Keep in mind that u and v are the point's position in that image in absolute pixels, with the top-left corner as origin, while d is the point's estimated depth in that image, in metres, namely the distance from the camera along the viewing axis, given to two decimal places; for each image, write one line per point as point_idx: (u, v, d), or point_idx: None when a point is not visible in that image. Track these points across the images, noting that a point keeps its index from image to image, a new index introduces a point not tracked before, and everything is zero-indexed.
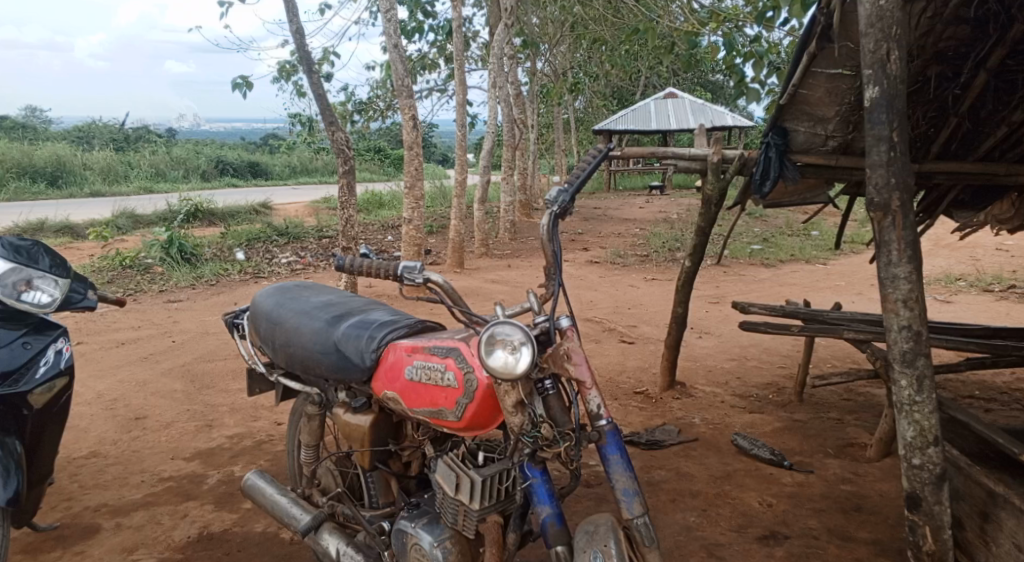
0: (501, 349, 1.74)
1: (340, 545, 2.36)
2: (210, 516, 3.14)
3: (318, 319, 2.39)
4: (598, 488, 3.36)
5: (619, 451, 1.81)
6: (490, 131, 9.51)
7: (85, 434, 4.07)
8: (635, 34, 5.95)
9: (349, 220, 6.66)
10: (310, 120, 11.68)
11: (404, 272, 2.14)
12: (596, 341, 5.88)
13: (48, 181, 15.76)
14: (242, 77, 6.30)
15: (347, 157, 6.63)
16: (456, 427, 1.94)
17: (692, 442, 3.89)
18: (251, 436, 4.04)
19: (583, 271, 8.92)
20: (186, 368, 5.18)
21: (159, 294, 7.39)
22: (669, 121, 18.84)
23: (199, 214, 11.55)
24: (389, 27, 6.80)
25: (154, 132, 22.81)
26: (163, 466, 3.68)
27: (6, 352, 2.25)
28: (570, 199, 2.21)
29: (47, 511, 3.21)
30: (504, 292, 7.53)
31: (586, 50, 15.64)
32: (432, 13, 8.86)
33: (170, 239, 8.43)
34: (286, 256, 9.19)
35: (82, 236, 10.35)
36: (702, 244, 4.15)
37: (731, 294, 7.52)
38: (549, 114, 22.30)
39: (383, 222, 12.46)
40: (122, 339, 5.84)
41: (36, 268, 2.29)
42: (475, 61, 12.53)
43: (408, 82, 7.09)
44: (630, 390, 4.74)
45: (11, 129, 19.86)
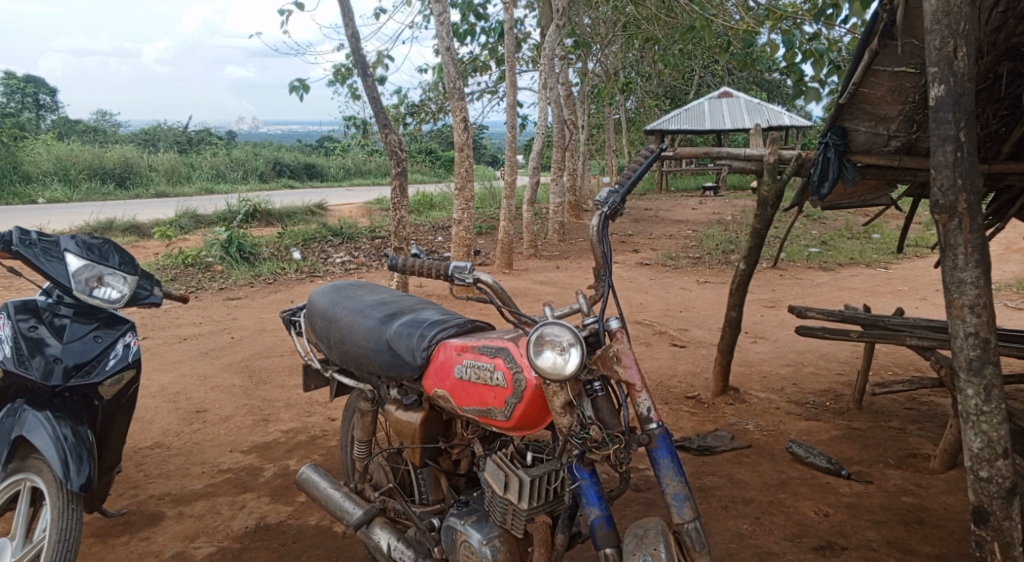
0: (550, 350, 1.74)
1: (391, 540, 2.38)
2: (267, 508, 3.23)
3: (372, 317, 2.44)
4: (648, 493, 3.31)
5: (669, 455, 1.79)
6: (539, 133, 9.51)
7: (149, 426, 4.24)
8: (689, 32, 5.86)
9: (401, 221, 6.76)
10: (363, 123, 11.89)
11: (454, 272, 2.17)
12: (647, 343, 5.83)
13: (117, 182, 16.44)
14: (300, 80, 6.46)
15: (399, 159, 6.72)
16: (505, 426, 1.96)
17: (745, 449, 3.81)
18: (306, 431, 4.14)
19: (634, 273, 8.84)
20: (245, 364, 5.34)
21: (219, 291, 7.64)
22: (724, 121, 18.52)
23: (258, 215, 11.90)
24: (442, 29, 6.87)
25: (215, 135, 23.60)
26: (222, 458, 3.80)
27: (79, 345, 2.38)
28: (621, 199, 2.19)
29: (115, 498, 3.35)
30: (553, 294, 7.53)
31: (638, 50, 15.49)
32: (485, 15, 8.91)
33: (230, 239, 8.72)
34: (340, 256, 9.39)
35: (148, 235, 10.77)
36: (757, 245, 4.06)
37: (787, 298, 7.35)
38: (600, 115, 22.18)
39: (433, 222, 12.61)
40: (185, 335, 6.06)
41: (107, 266, 2.39)
42: (526, 62, 12.54)
43: (459, 84, 7.13)
44: (681, 394, 4.68)
45: (84, 132, 20.79)
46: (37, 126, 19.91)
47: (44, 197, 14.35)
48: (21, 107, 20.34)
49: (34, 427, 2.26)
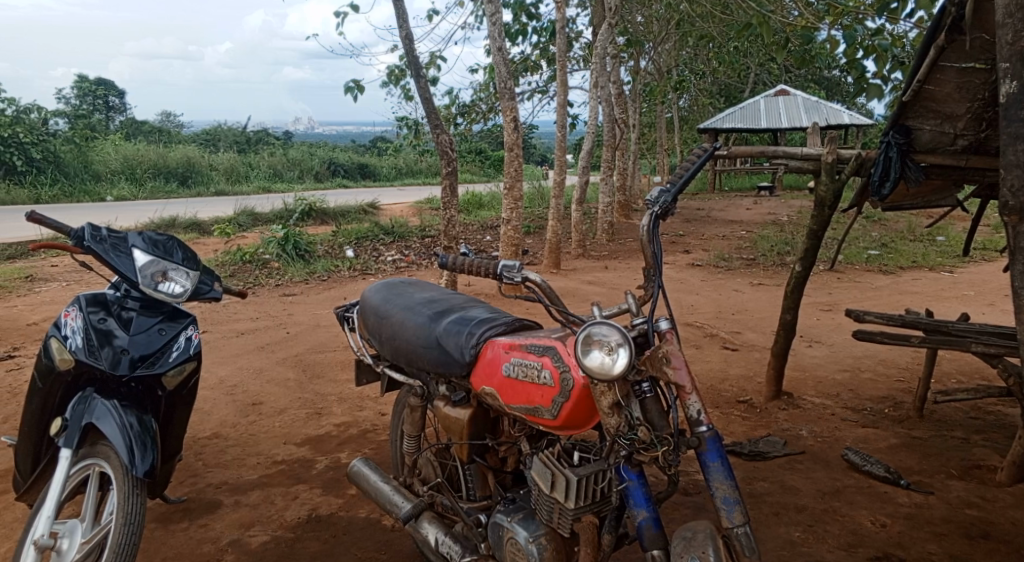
0: (598, 350, 1.74)
1: (439, 534, 2.41)
2: (319, 499, 3.31)
3: (422, 314, 2.47)
4: (697, 496, 3.26)
5: (719, 458, 1.77)
6: (590, 132, 9.46)
7: (208, 417, 4.38)
8: (746, 29, 5.75)
9: (451, 220, 6.82)
10: (416, 123, 12.03)
11: (503, 271, 2.19)
12: (697, 346, 5.74)
13: (179, 180, 17.05)
14: (355, 81, 6.59)
15: (450, 159, 6.78)
16: (553, 426, 1.96)
17: (798, 455, 3.72)
18: (357, 425, 4.22)
19: (685, 274, 8.72)
20: (299, 358, 5.48)
21: (275, 287, 7.85)
22: (780, 119, 18.09)
23: (313, 213, 12.18)
24: (494, 30, 6.90)
25: (273, 135, 24.24)
26: (276, 450, 3.91)
27: (146, 337, 2.49)
28: (672, 199, 2.17)
29: (176, 485, 3.48)
30: (601, 294, 7.49)
31: (692, 48, 15.26)
32: (537, 15, 8.91)
33: (286, 237, 8.91)
34: (391, 254, 9.53)
35: (208, 232, 11.15)
36: (814, 247, 3.96)
37: (844, 301, 7.14)
38: (652, 114, 21.94)
39: (483, 222, 12.69)
40: (242, 329, 6.24)
41: (172, 261, 2.49)
42: (577, 61, 12.49)
43: (510, 84, 7.14)
44: (732, 398, 4.59)
45: (149, 133, 21.63)
46: (106, 127, 20.79)
47: (112, 195, 14.98)
48: (92, 108, 21.26)
49: (102, 415, 2.34)
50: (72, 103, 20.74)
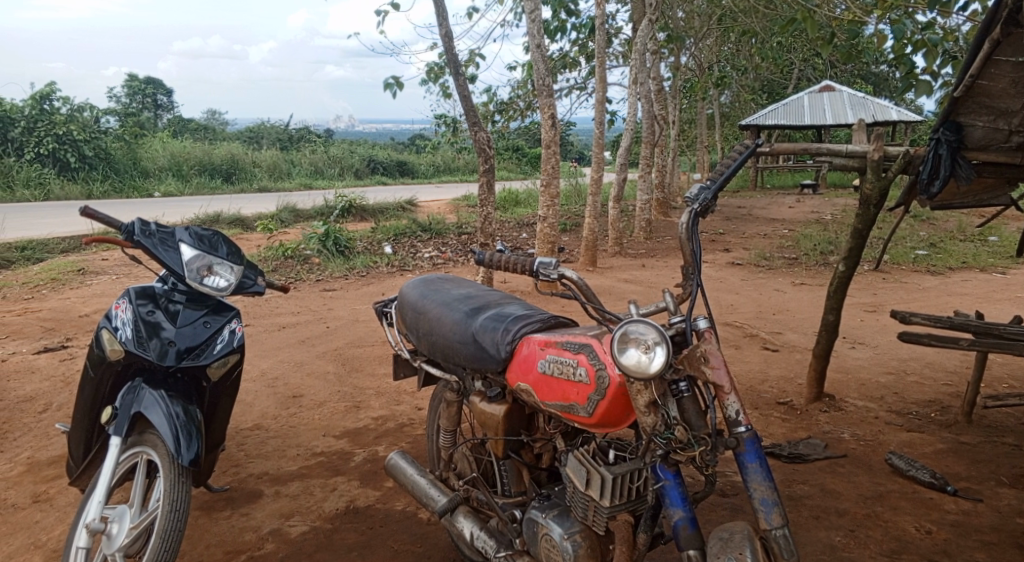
0: (635, 348, 1.73)
1: (474, 529, 2.43)
2: (356, 492, 3.36)
3: (458, 310, 2.49)
4: (734, 498, 3.21)
5: (758, 459, 1.76)
6: (629, 129, 9.37)
7: (250, 408, 4.48)
8: (790, 24, 5.62)
9: (487, 218, 6.83)
10: (454, 120, 12.07)
11: (539, 268, 2.20)
12: (737, 346, 5.65)
13: (224, 177, 17.45)
14: (394, 78, 6.65)
15: (488, 156, 6.79)
16: (588, 423, 1.95)
17: (839, 458, 3.65)
18: (394, 419, 4.28)
19: (724, 274, 8.59)
20: (339, 352, 5.56)
21: (316, 282, 7.97)
22: (825, 115, 17.68)
23: (353, 210, 12.32)
24: (533, 27, 6.89)
25: (314, 133, 24.61)
26: (316, 442, 3.98)
27: (191, 330, 2.56)
28: (712, 196, 2.15)
29: (219, 475, 3.57)
30: (638, 292, 7.44)
31: (735, 43, 15.01)
32: (576, 11, 8.87)
33: (327, 234, 9.12)
34: (429, 251, 9.59)
35: (251, 228, 11.37)
36: (858, 246, 3.87)
37: (889, 302, 6.96)
38: (692, 110, 21.65)
39: (519, 219, 12.68)
40: (284, 323, 6.36)
41: (217, 256, 2.55)
42: (616, 58, 12.39)
43: (548, 81, 7.12)
44: (772, 400, 4.52)
45: (196, 130, 22.16)
46: (154, 125, 21.37)
47: (160, 191, 15.38)
48: (141, 106, 21.86)
49: (150, 404, 2.41)
50: (122, 101, 21.37)
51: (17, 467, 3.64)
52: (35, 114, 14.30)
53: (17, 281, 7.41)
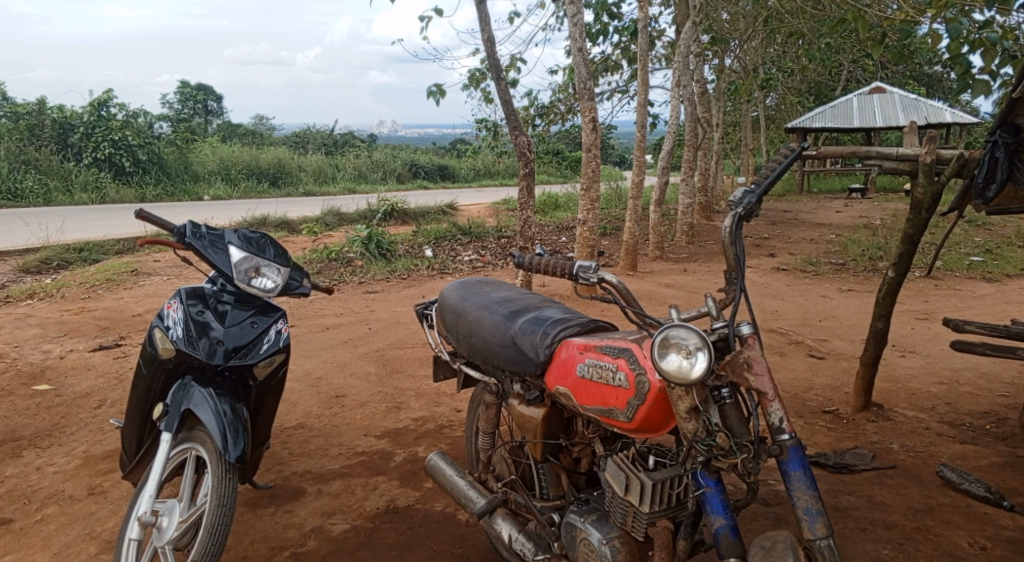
0: (675, 353, 1.72)
1: (512, 531, 2.43)
2: (397, 491, 3.40)
3: (498, 313, 2.50)
4: (777, 507, 3.14)
5: (802, 468, 1.74)
6: (671, 132, 9.27)
7: (294, 407, 4.57)
8: (839, 25, 5.49)
9: (527, 221, 6.84)
10: (496, 125, 12.11)
11: (579, 271, 2.19)
12: (781, 353, 5.55)
13: (271, 181, 17.88)
14: (437, 85, 6.72)
15: (528, 160, 6.80)
16: (627, 428, 1.94)
17: (888, 470, 3.55)
18: (433, 420, 4.31)
19: (769, 279, 8.44)
20: (380, 354, 5.63)
21: (359, 284, 8.10)
22: (875, 117, 17.25)
23: (395, 214, 12.48)
24: (575, 30, 6.89)
25: (359, 138, 25.00)
26: (357, 442, 4.04)
27: (239, 329, 2.63)
28: (756, 200, 2.12)
29: (264, 472, 3.65)
30: (679, 297, 7.36)
31: (781, 45, 14.75)
32: (618, 14, 8.82)
33: (369, 236, 9.26)
34: (468, 254, 9.65)
35: (297, 231, 11.61)
36: (909, 252, 3.77)
37: (942, 310, 6.75)
38: (736, 112, 21.33)
39: (559, 223, 12.68)
40: (327, 325, 6.47)
41: (264, 258, 2.61)
42: (659, 60, 12.29)
43: (590, 84, 7.08)
44: (817, 408, 4.43)
45: (244, 136, 22.72)
46: (205, 130, 21.99)
47: (209, 194, 15.82)
48: (193, 112, 22.54)
49: (199, 402, 2.49)
50: (175, 108, 22.07)
51: (73, 460, 3.79)
52: (92, 120, 14.86)
53: (75, 281, 7.69)
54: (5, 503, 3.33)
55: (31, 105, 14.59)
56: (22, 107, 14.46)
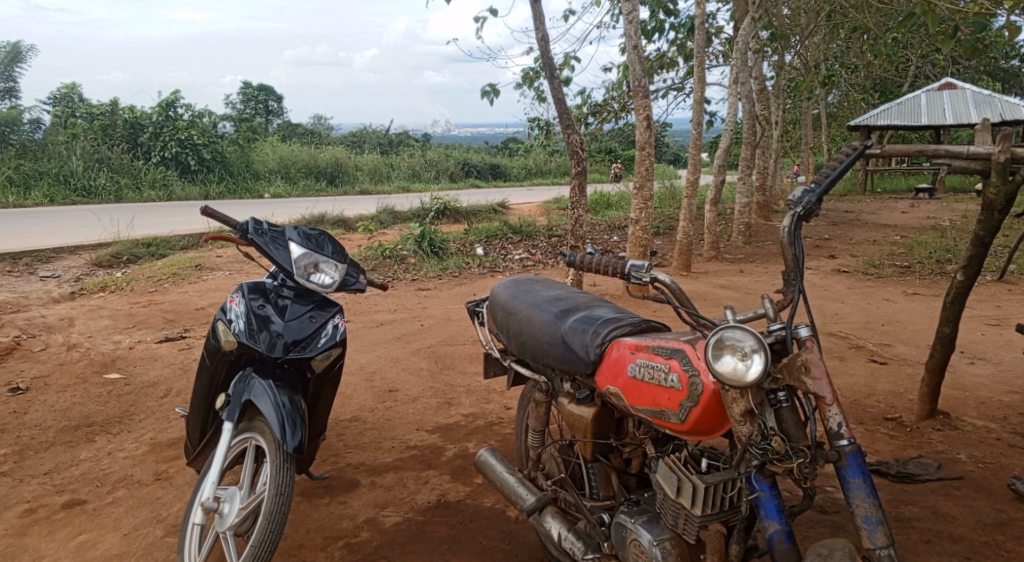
0: (731, 354, 1.70)
1: (562, 529, 2.43)
2: (448, 486, 3.45)
3: (548, 311, 2.51)
4: (835, 515, 3.06)
5: (861, 475, 1.71)
6: (728, 130, 9.08)
7: (349, 400, 4.67)
8: (907, 19, 5.28)
9: (579, 220, 6.82)
10: (549, 124, 12.06)
11: (631, 271, 2.18)
12: (841, 358, 5.39)
13: (328, 179, 18.30)
14: (491, 85, 6.76)
15: (581, 158, 6.77)
16: (680, 430, 1.92)
17: (954, 481, 3.41)
18: (484, 417, 4.35)
19: (829, 281, 8.21)
20: (432, 350, 5.71)
21: (412, 281, 8.21)
22: (944, 115, 16.57)
23: (447, 212, 12.60)
24: (631, 28, 6.83)
25: (414, 137, 25.33)
26: (409, 436, 4.10)
27: (298, 323, 2.71)
28: (816, 199, 2.06)
29: (319, 463, 3.74)
30: (734, 298, 7.23)
31: (845, 40, 14.29)
32: (675, 11, 8.70)
33: (422, 234, 9.38)
34: (519, 253, 9.67)
35: (353, 228, 11.85)
36: (980, 254, 3.61)
37: (1015, 316, 6.44)
38: (796, 110, 20.81)
39: (610, 222, 12.59)
40: (381, 320, 6.58)
41: (323, 254, 2.68)
42: (716, 57, 12.07)
43: (644, 82, 7.00)
44: (878, 415, 4.28)
45: (303, 136, 23.29)
46: (266, 130, 22.63)
47: (269, 192, 16.30)
48: (254, 112, 23.22)
49: (259, 393, 2.57)
50: (237, 108, 22.79)
51: (141, 446, 3.95)
52: (161, 120, 15.44)
53: (144, 275, 8.02)
54: (79, 485, 3.51)
55: (105, 106, 15.26)
56: (96, 108, 15.14)
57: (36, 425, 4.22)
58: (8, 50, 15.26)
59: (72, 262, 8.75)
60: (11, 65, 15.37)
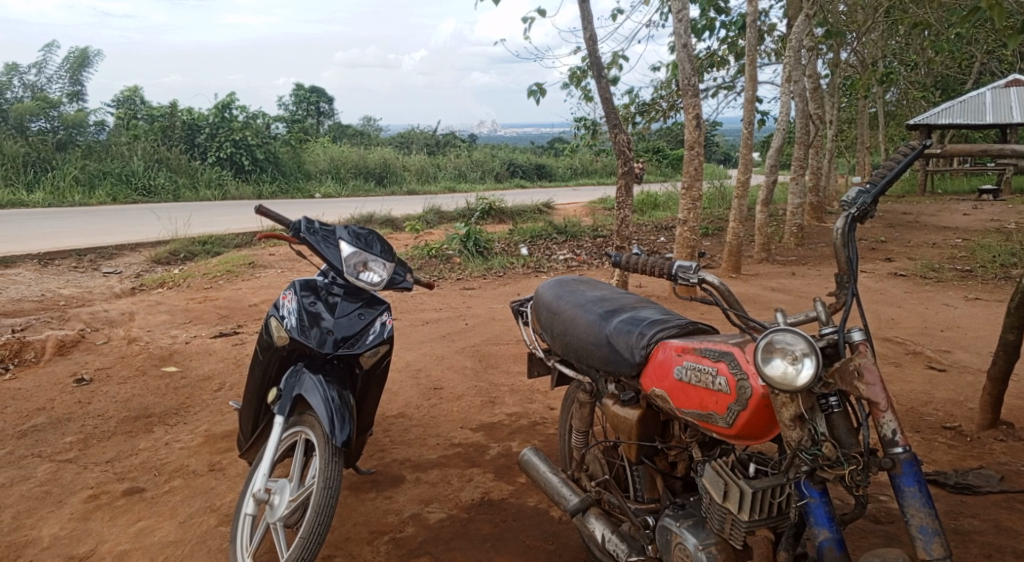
0: (781, 358, 1.67)
1: (605, 531, 2.42)
2: (491, 484, 3.47)
3: (593, 313, 2.50)
4: (889, 526, 2.97)
5: (917, 483, 1.66)
6: (780, 129, 8.89)
7: (395, 397, 4.74)
8: (972, 12, 5.08)
9: (625, 220, 6.78)
10: (595, 124, 12.00)
11: (679, 272, 2.17)
12: (896, 364, 5.22)
13: (377, 180, 18.60)
14: (538, 85, 6.76)
15: (627, 158, 6.72)
16: (727, 434, 1.90)
17: (1018, 494, 3.27)
18: (527, 417, 4.36)
19: (884, 284, 7.96)
20: (476, 349, 5.74)
21: (457, 281, 8.27)
22: (1011, 113, 15.90)
23: (492, 212, 12.65)
24: (680, 26, 6.75)
25: (461, 137, 25.52)
26: (454, 433, 4.14)
27: (347, 321, 2.76)
28: (872, 200, 2.01)
29: (366, 458, 3.81)
30: (784, 301, 7.08)
31: (904, 36, 13.83)
32: (726, 9, 8.55)
33: (467, 234, 9.44)
34: (564, 253, 9.65)
35: (400, 228, 12.01)
36: None
37: None
38: (852, 109, 20.24)
39: (657, 222, 12.48)
40: (427, 319, 6.66)
41: (372, 253, 2.72)
42: (769, 55, 11.83)
43: (694, 81, 6.90)
44: (936, 424, 4.14)
45: (353, 137, 23.71)
46: (317, 130, 23.11)
47: (320, 192, 16.66)
48: (306, 114, 23.72)
49: (310, 388, 2.63)
50: (290, 110, 23.33)
51: (197, 438, 4.09)
52: (217, 121, 15.90)
53: (200, 272, 8.27)
54: (139, 473, 3.65)
55: (165, 108, 15.80)
56: (157, 110, 15.68)
57: (99, 415, 4.40)
58: (76, 55, 15.98)
59: (133, 259, 9.08)
60: (78, 70, 16.04)
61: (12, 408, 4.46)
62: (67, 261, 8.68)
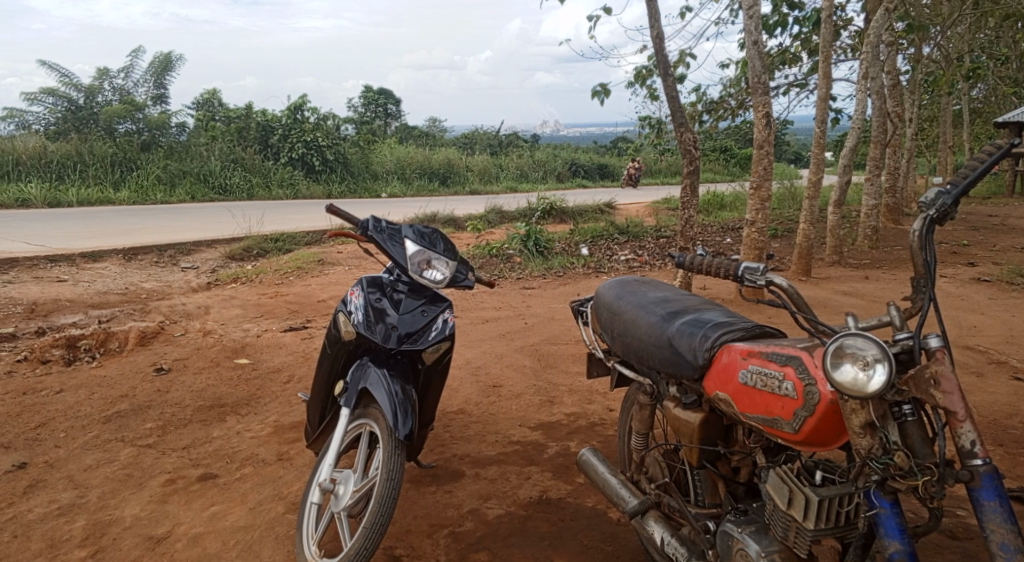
0: (850, 363, 1.62)
1: (665, 534, 2.40)
2: (549, 483, 3.47)
3: (654, 314, 2.48)
4: (967, 542, 2.82)
5: (997, 498, 1.59)
6: (855, 128, 8.57)
7: (456, 393, 4.80)
8: None
9: (689, 220, 6.67)
10: (659, 123, 11.84)
11: (745, 273, 2.13)
12: (978, 374, 4.96)
13: (441, 180, 18.87)
14: (602, 85, 6.71)
15: (693, 157, 6.61)
16: (793, 440, 1.85)
17: None
18: (586, 417, 4.34)
19: (966, 290, 7.58)
20: (536, 348, 5.76)
21: (518, 280, 8.31)
22: None
23: (553, 212, 12.63)
24: (751, 23, 6.59)
25: (524, 137, 25.60)
26: (512, 431, 4.16)
27: (411, 317, 2.82)
28: (953, 201, 1.92)
29: (426, 451, 3.87)
30: (856, 306, 6.83)
31: (994, 29, 13.11)
32: (799, 4, 8.29)
33: (528, 234, 9.47)
34: (625, 254, 9.56)
35: (462, 227, 12.14)
36: None
37: None
38: (934, 106, 19.32)
39: (722, 223, 12.25)
40: (487, 317, 6.71)
41: (435, 251, 2.76)
42: (844, 51, 11.43)
43: (764, 78, 6.72)
44: (1021, 438, 3.92)
45: (418, 137, 24.10)
46: (384, 131, 23.58)
47: (386, 192, 17.05)
48: (374, 115, 24.24)
49: (374, 382, 2.69)
50: (359, 111, 23.91)
51: (267, 427, 4.24)
52: (289, 123, 16.44)
53: (271, 268, 8.57)
54: (212, 460, 3.81)
55: (241, 109, 16.43)
56: (233, 112, 16.35)
57: (177, 403, 4.62)
58: (161, 60, 16.77)
59: (209, 254, 9.49)
60: (162, 73, 16.83)
61: (98, 394, 4.72)
62: (149, 256, 9.14)
